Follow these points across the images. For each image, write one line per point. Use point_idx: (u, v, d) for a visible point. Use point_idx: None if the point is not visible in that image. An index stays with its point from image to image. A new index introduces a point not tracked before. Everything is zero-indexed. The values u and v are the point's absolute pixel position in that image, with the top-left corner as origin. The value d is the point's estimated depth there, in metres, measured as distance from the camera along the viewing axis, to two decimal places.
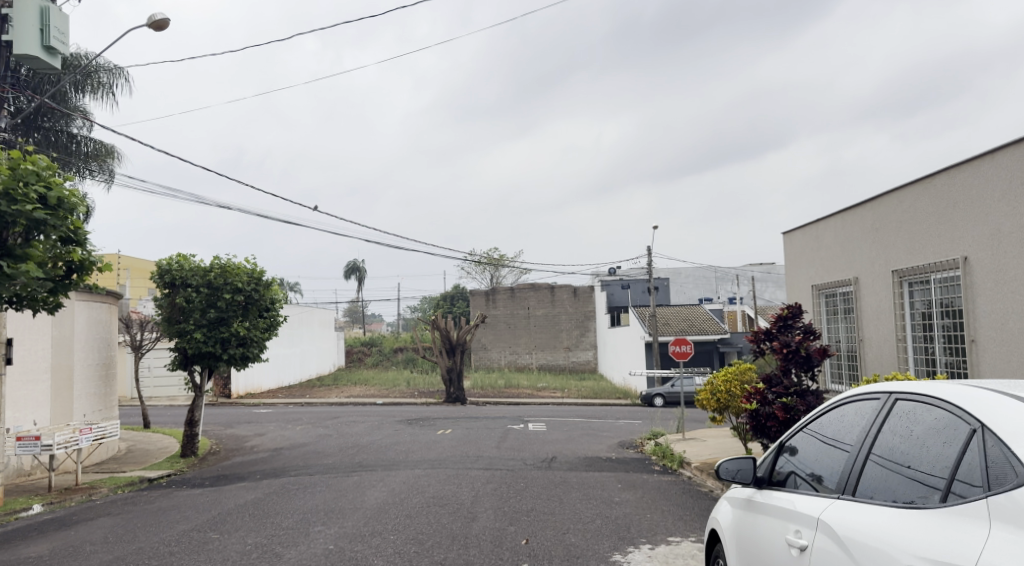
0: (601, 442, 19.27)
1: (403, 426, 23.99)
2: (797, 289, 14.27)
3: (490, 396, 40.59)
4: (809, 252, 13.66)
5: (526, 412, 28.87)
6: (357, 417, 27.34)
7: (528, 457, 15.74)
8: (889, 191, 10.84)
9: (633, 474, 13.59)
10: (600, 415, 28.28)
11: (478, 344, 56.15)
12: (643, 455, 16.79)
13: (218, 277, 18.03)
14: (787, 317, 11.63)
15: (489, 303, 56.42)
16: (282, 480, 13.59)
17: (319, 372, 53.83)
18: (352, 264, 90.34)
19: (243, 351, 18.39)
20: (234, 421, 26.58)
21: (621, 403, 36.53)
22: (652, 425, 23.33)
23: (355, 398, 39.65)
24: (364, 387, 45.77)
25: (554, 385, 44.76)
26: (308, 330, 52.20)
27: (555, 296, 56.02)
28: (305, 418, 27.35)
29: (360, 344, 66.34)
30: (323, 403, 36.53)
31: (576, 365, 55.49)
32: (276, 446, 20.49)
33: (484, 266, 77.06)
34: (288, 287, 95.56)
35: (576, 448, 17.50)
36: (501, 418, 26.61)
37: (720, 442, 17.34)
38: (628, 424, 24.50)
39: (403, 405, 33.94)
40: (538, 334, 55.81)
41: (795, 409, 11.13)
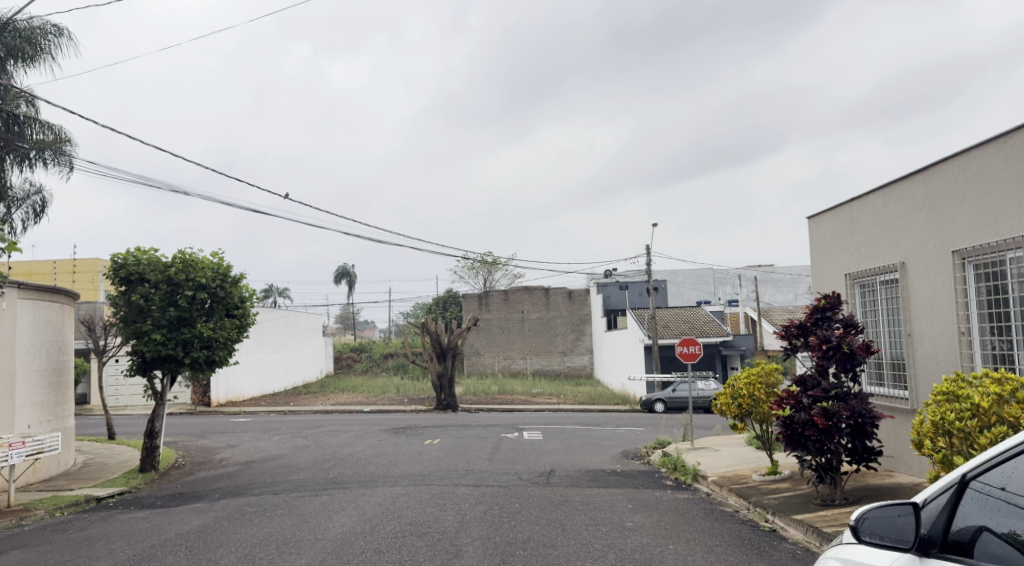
0: (603, 452, 17.59)
1: (390, 436, 22.30)
2: (824, 281, 12.70)
3: (482, 403, 38.85)
4: (841, 239, 12.07)
5: (521, 419, 27.17)
6: (340, 426, 25.60)
7: (524, 471, 14.02)
8: (948, 158, 9.33)
9: (642, 491, 11.87)
10: (599, 422, 26.60)
11: (471, 349, 54.39)
12: (651, 467, 15.11)
13: (179, 272, 16.38)
14: (825, 308, 10.05)
15: (481, 307, 54.71)
16: (240, 501, 11.86)
17: (307, 379, 51.93)
18: (341, 268, 88.56)
19: (208, 354, 16.74)
20: (207, 432, 24.77)
21: (620, 409, 34.89)
22: (657, 433, 21.69)
23: (341, 405, 37.86)
24: (352, 394, 43.96)
25: (550, 390, 43.05)
26: (295, 335, 50.34)
27: (550, 299, 54.35)
28: (284, 428, 25.60)
29: (349, 350, 64.48)
30: (307, 411, 34.72)
31: (572, 370, 53.78)
32: (247, 458, 18.73)
33: (477, 268, 75.34)
34: (278, 291, 93.63)
35: (577, 461, 15.80)
36: (493, 426, 24.91)
37: (736, 452, 15.67)
38: (630, 432, 22.83)
39: (391, 413, 32.18)
40: (532, 338, 54.13)
41: (838, 416, 9.43)
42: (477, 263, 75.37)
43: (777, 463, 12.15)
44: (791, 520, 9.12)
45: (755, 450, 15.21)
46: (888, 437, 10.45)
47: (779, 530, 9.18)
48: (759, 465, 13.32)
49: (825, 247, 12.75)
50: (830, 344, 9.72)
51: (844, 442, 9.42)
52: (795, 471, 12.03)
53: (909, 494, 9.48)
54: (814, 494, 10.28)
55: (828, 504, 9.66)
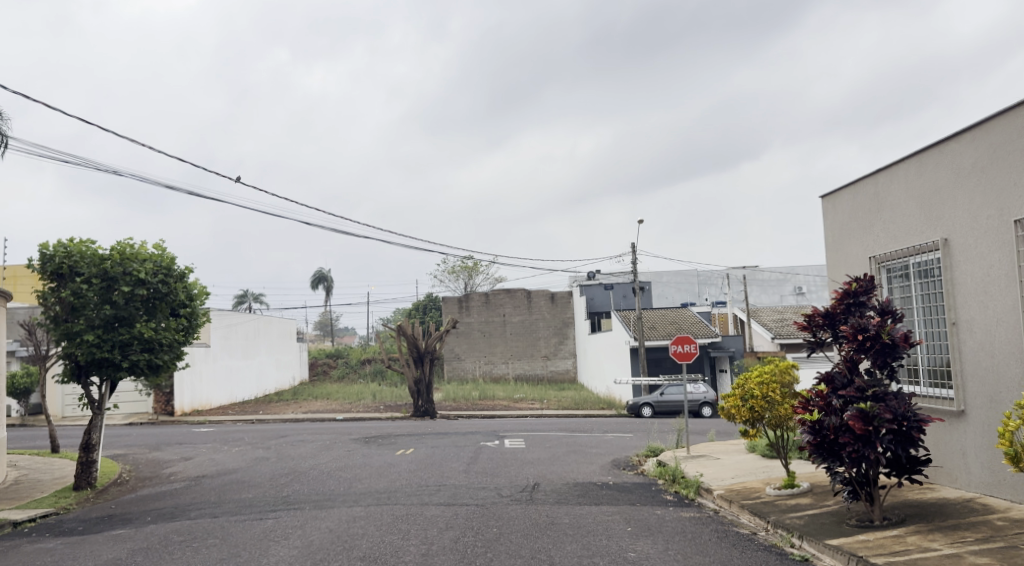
0: (592, 462, 15.95)
1: (359, 446, 20.57)
2: (841, 268, 11.23)
3: (462, 409, 37.14)
4: (863, 217, 10.63)
5: (502, 426, 25.53)
6: (308, 436, 23.84)
7: (505, 486, 12.33)
8: (1006, 111, 7.96)
9: (641, 508, 10.21)
10: (585, 428, 25.04)
11: (451, 354, 52.62)
12: (647, 479, 13.48)
13: (115, 266, 14.59)
14: (857, 292, 8.55)
15: (461, 311, 53.00)
16: (170, 526, 10.07)
17: (280, 386, 49.94)
18: (318, 273, 86.58)
19: (149, 358, 14.99)
20: (163, 444, 22.89)
21: (606, 414, 33.36)
22: (648, 440, 20.12)
23: (313, 413, 36.01)
24: (326, 401, 42.11)
25: (532, 396, 41.42)
26: (267, 341, 48.32)
27: (532, 302, 52.81)
28: (246, 439, 23.78)
29: (325, 357, 62.50)
30: (276, 420, 32.89)
31: (555, 374, 52.21)
32: (198, 473, 16.92)
33: (458, 272, 73.59)
34: (253, 297, 91.49)
35: (563, 472, 14.15)
36: (472, 434, 23.24)
37: (741, 461, 14.06)
38: (618, 440, 21.24)
39: (365, 421, 30.40)
40: (514, 342, 52.52)
41: (878, 420, 7.84)
42: (457, 267, 73.66)
43: (794, 474, 10.57)
44: (825, 546, 7.48)
45: (762, 459, 13.60)
46: (935, 444, 8.98)
47: (812, 559, 7.53)
48: (771, 476, 11.71)
49: (841, 231, 11.31)
50: (866, 334, 8.17)
51: (886, 451, 7.80)
52: (816, 484, 10.44)
53: (965, 511, 7.89)
54: (846, 513, 8.66)
55: (865, 525, 8.05)
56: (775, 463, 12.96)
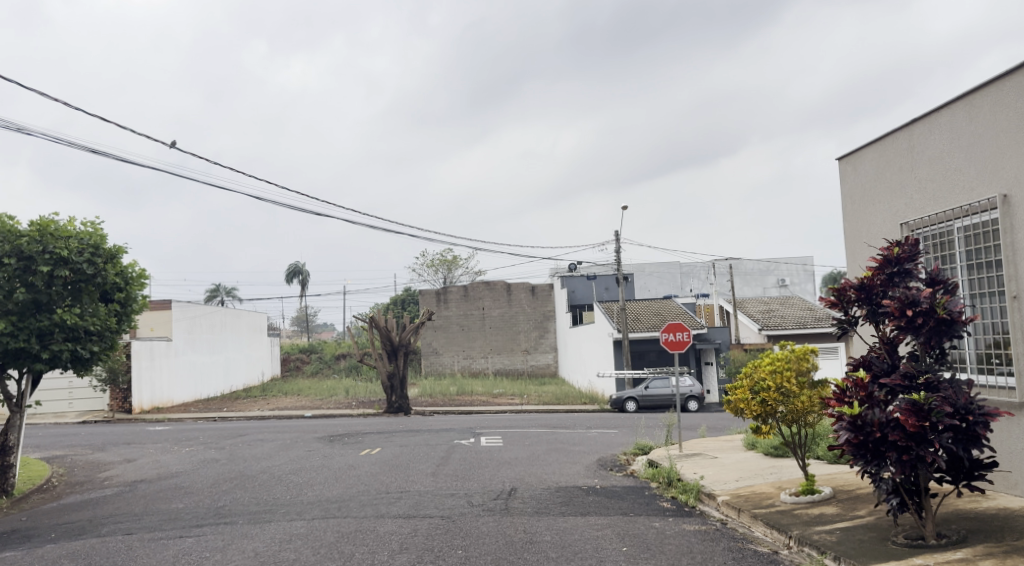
0: (576, 462, 14.36)
1: (322, 446, 18.84)
2: (866, 237, 9.73)
3: (437, 405, 35.47)
4: (896, 177, 9.12)
5: (479, 423, 23.90)
6: (269, 435, 22.07)
7: (477, 492, 10.69)
8: None
9: (635, 520, 8.61)
10: (567, 424, 23.44)
11: (428, 348, 50.89)
12: (638, 482, 11.89)
13: (32, 243, 12.84)
14: (899, 259, 6.92)
15: (439, 303, 51.25)
16: (68, 546, 8.35)
17: (249, 383, 48.03)
18: (293, 267, 84.50)
19: (73, 348, 13.24)
20: (109, 444, 21.05)
21: (589, 409, 31.85)
22: (636, 438, 18.57)
23: (281, 410, 34.19)
24: (297, 398, 40.28)
25: (512, 390, 39.82)
26: (235, 335, 46.46)
27: (511, 295, 51.24)
28: (201, 438, 21.97)
29: (298, 352, 60.53)
30: (241, 418, 31.09)
31: (536, 369, 50.67)
32: (135, 478, 15.11)
33: (437, 266, 71.84)
34: (226, 291, 89.37)
35: (544, 475, 12.52)
36: (446, 431, 21.57)
37: (744, 460, 12.50)
38: (603, 437, 19.68)
39: (334, 418, 28.66)
40: (493, 336, 50.90)
41: (933, 413, 6.27)
42: (436, 260, 71.96)
43: (813, 478, 9.02)
44: None
45: (768, 459, 12.05)
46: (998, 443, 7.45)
47: None
48: (783, 480, 10.15)
49: (865, 196, 9.80)
50: (916, 308, 6.52)
51: (944, 454, 6.22)
52: (839, 489, 8.88)
53: None
54: (887, 528, 7.11)
55: (916, 545, 6.50)
56: (784, 464, 11.41)
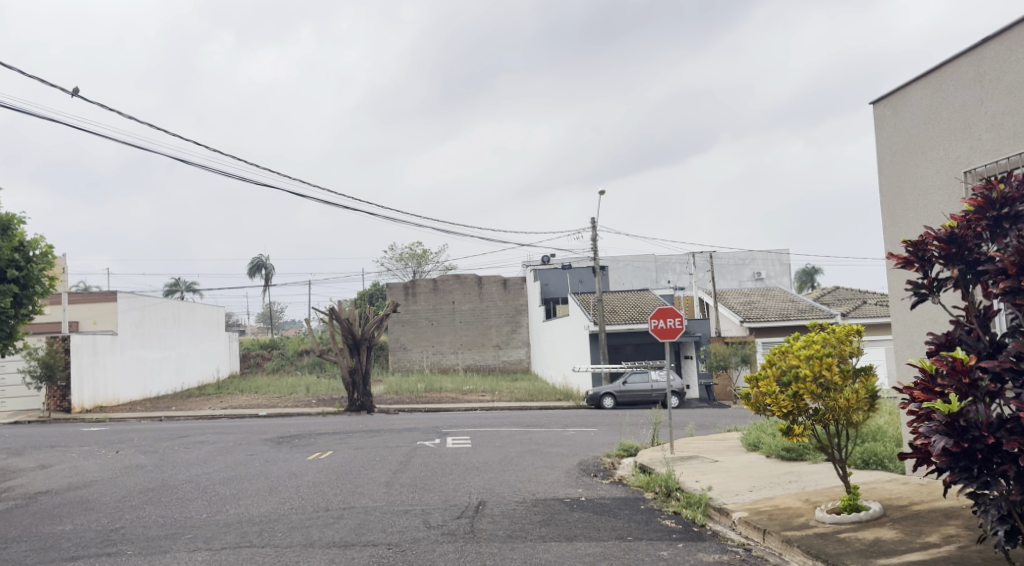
0: (554, 467, 12.46)
1: (268, 449, 16.76)
2: (914, 193, 8.01)
3: (403, 402, 33.41)
4: (959, 115, 7.37)
5: (446, 421, 21.93)
6: (212, 437, 19.94)
7: (436, 508, 8.77)
8: None
9: (636, 547, 6.75)
10: (542, 423, 21.54)
11: (396, 343, 48.73)
12: (630, 491, 10.03)
13: None
14: (1004, 199, 5.11)
15: (408, 297, 49.07)
16: None
17: (204, 380, 45.53)
18: (255, 261, 81.77)
19: None
20: (29, 448, 18.78)
21: (563, 406, 30.06)
22: (618, 437, 16.74)
23: (234, 409, 31.91)
24: (254, 396, 38.02)
25: (483, 387, 37.88)
26: (189, 330, 44.05)
27: (482, 288, 49.34)
28: (135, 440, 19.76)
29: (259, 348, 58.06)
30: (189, 418, 28.81)
31: (508, 365, 48.79)
32: (42, 487, 12.97)
33: (407, 259, 69.67)
34: (186, 286, 86.47)
35: (517, 484, 10.62)
36: (409, 431, 19.57)
37: (751, 463, 10.66)
38: (583, 436, 17.83)
39: (289, 417, 26.51)
40: (463, 330, 48.93)
41: None
42: (405, 254, 69.81)
43: (856, 490, 7.19)
44: None
45: (781, 463, 10.24)
46: None
47: None
48: (811, 491, 8.29)
49: (912, 145, 8.03)
50: None
51: None
52: (888, 505, 7.09)
53: None
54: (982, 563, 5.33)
55: None
56: (804, 469, 9.59)
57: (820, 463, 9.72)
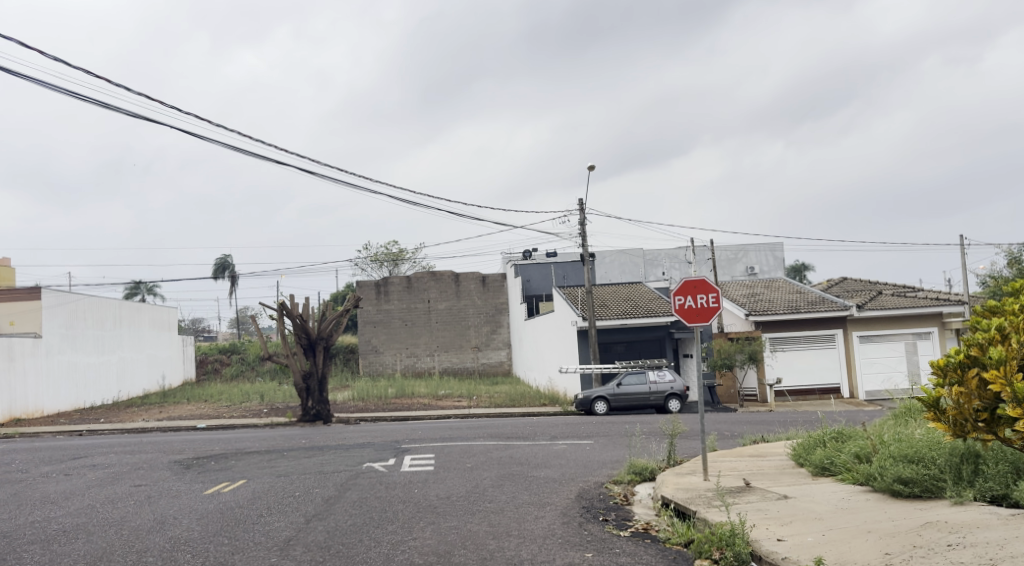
0: (542, 507, 8.61)
1: (170, 477, 12.86)
2: None
3: (367, 409, 29.48)
4: None
5: (410, 434, 18.00)
6: (113, 459, 15.89)
7: None
8: None
9: None
10: (527, 434, 17.69)
11: (366, 346, 44.61)
12: (665, 554, 6.28)
13: None
14: None
15: (379, 297, 44.96)
16: None
17: (149, 389, 41.37)
18: (221, 262, 77.50)
19: None
20: None
21: (547, 413, 26.30)
22: (621, 456, 12.92)
23: (171, 422, 27.81)
24: (201, 405, 33.95)
25: (460, 392, 33.96)
26: (131, 334, 40.07)
27: (459, 285, 45.45)
28: (16, 463, 15.75)
29: (219, 352, 53.88)
30: (115, 433, 24.74)
31: (487, 367, 44.99)
32: None
33: (382, 259, 65.46)
34: (148, 288, 81.87)
35: (488, 544, 6.79)
36: (361, 448, 15.66)
37: (848, 504, 6.84)
38: (577, 454, 13.99)
39: (228, 431, 22.50)
40: (439, 331, 44.99)
41: None
42: (380, 254, 65.63)
43: None
44: None
45: (901, 506, 6.44)
46: None
47: None
48: None
49: None
50: None
51: None
52: None
53: None
54: None
55: None
56: (955, 520, 5.77)
57: (979, 511, 5.92)
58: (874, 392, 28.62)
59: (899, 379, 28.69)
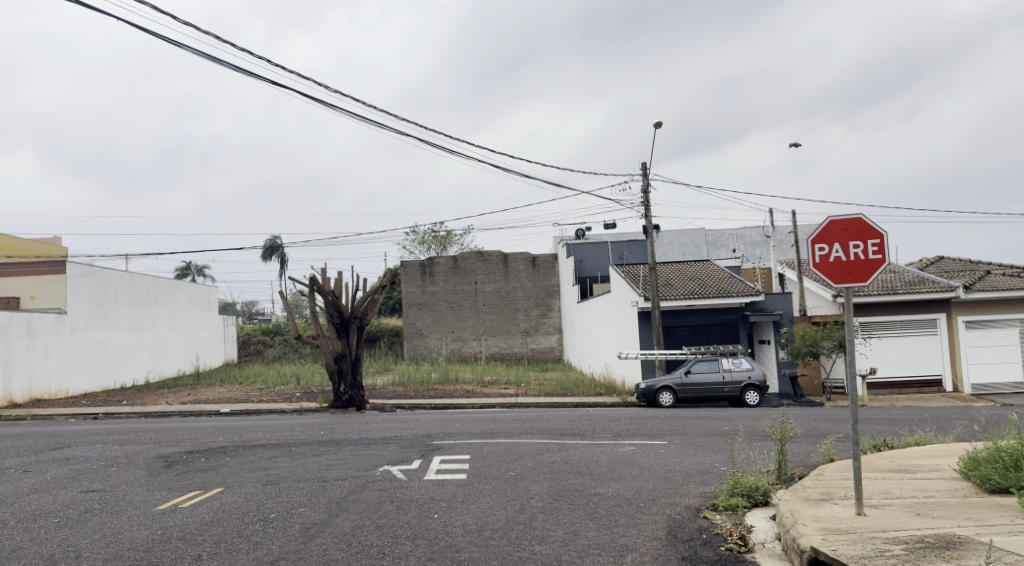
0: (619, 558, 5.65)
1: (136, 479, 10.20)
2: None
3: (406, 397, 26.78)
4: None
5: (445, 427, 15.19)
6: (92, 451, 13.46)
7: None
8: None
9: None
10: (583, 431, 14.71)
11: (411, 329, 42.08)
12: None
13: None
14: None
15: (424, 278, 42.35)
16: None
17: (185, 370, 39.60)
18: (270, 245, 76.24)
19: None
20: None
21: (604, 404, 23.34)
22: (712, 471, 9.91)
23: (195, 406, 25.64)
24: (233, 388, 31.85)
25: (507, 378, 31.19)
26: (166, 312, 38.29)
27: (508, 266, 42.58)
28: None
29: (261, 334, 52.07)
30: (132, 417, 22.60)
31: (537, 354, 42.16)
32: None
33: (429, 242, 63.00)
34: (198, 270, 81.13)
35: None
36: (383, 444, 12.87)
37: None
38: (650, 460, 10.94)
39: (245, 419, 20.09)
40: (486, 314, 42.22)
41: None
42: (428, 236, 63.14)
43: None
44: None
45: None
46: None
47: None
48: None
49: None
50: None
51: None
52: None
53: None
54: None
55: None
56: None
57: None
58: (982, 385, 24.81)
59: (1012, 372, 24.85)
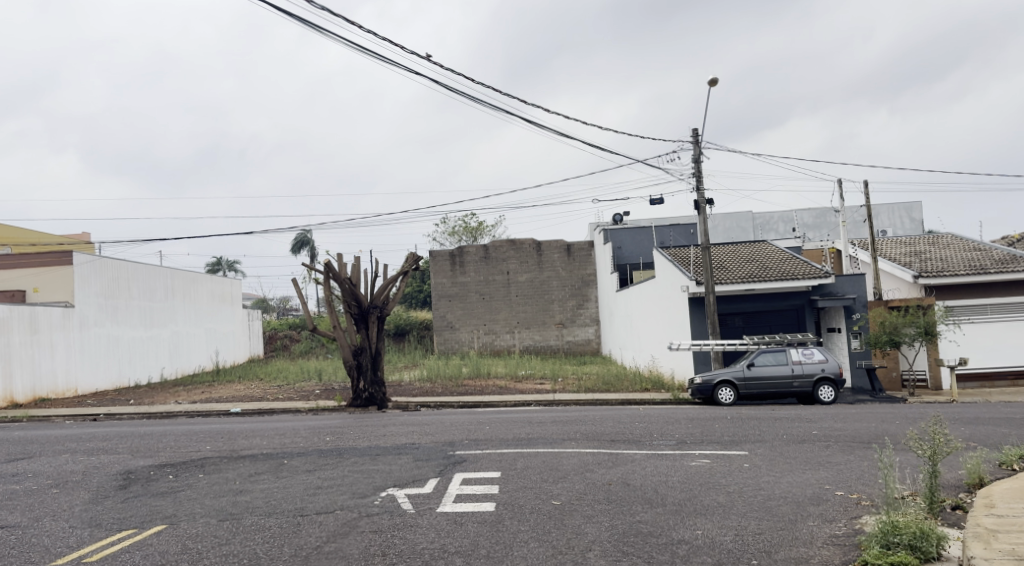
0: None
1: (69, 508, 7.90)
2: None
3: (432, 394, 24.38)
4: None
5: (470, 433, 12.70)
6: (49, 464, 11.23)
7: None
8: None
9: None
10: (638, 436, 12.10)
11: (440, 322, 39.74)
12: None
13: None
14: None
15: (454, 268, 39.92)
16: None
17: (206, 367, 37.75)
18: (299, 239, 74.56)
19: None
20: None
21: (654, 401, 20.71)
22: (830, 499, 7.24)
23: (204, 405, 23.54)
24: (252, 386, 29.78)
25: (543, 373, 28.67)
26: (185, 306, 36.44)
27: (543, 254, 40.01)
28: None
29: (287, 328, 50.16)
30: (133, 418, 20.54)
31: (574, 347, 39.61)
32: None
33: (461, 232, 60.69)
34: (228, 266, 79.85)
35: None
36: (394, 457, 10.43)
37: None
38: (738, 479, 8.32)
39: (248, 421, 17.86)
40: (520, 305, 39.73)
41: None
42: (459, 227, 60.80)
43: None
44: None
45: None
46: None
47: None
48: None
49: None
50: None
51: None
52: None
53: None
54: None
55: None
56: None
57: None
58: None
59: None
